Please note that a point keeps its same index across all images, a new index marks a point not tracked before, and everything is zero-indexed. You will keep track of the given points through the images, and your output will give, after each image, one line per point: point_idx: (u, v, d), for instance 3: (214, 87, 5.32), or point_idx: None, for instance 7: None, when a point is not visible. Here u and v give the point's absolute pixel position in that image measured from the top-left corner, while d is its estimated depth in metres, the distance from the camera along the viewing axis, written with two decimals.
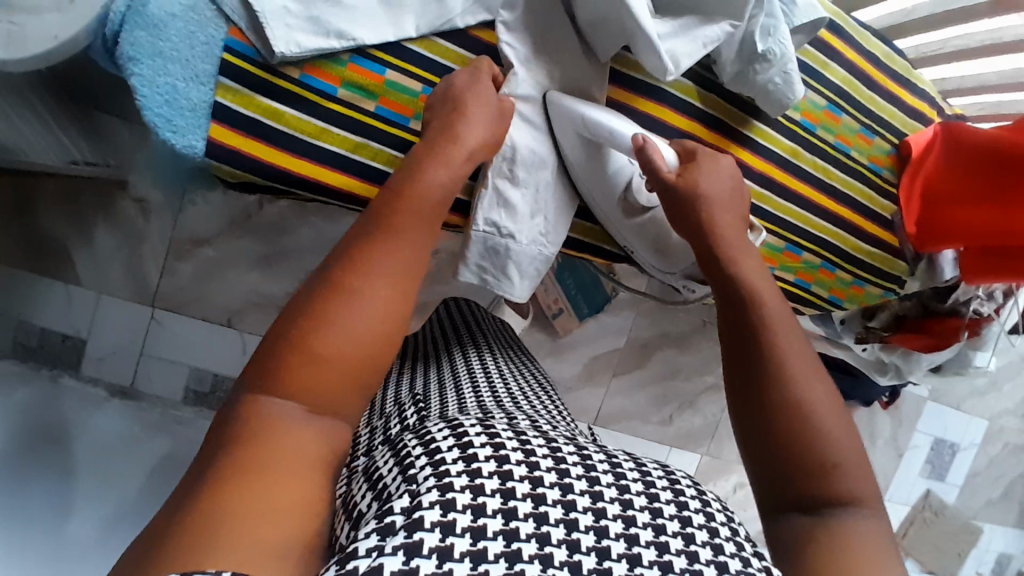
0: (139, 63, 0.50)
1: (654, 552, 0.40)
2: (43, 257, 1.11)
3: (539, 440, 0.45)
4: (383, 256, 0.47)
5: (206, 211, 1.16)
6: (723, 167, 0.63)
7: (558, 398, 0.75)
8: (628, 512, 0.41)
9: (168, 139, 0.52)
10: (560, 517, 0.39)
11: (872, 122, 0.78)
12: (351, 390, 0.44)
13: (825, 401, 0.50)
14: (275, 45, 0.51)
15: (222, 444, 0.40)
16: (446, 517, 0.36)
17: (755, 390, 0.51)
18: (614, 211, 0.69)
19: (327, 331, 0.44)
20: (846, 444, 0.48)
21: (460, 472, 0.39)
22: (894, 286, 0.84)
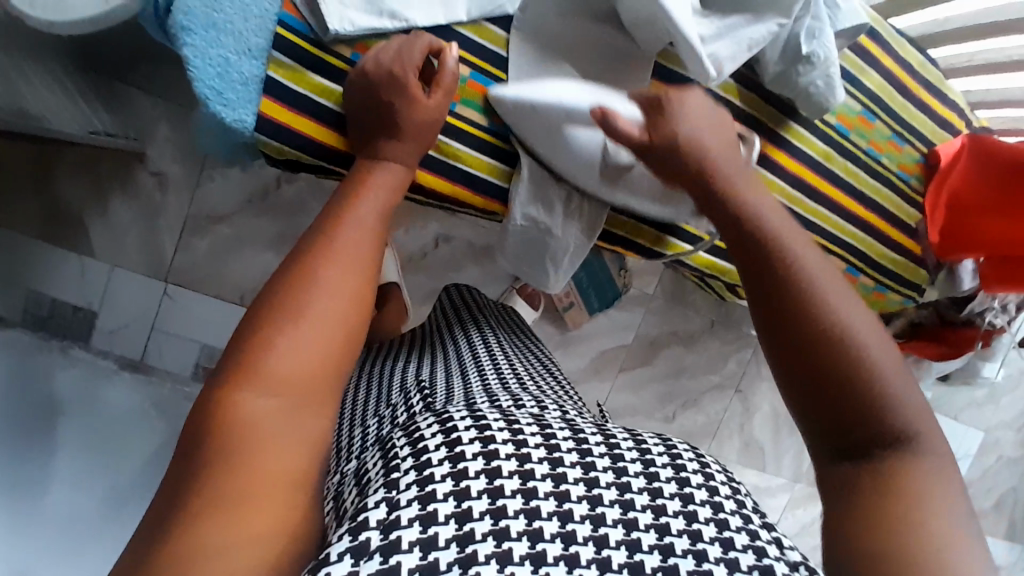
0: (192, 34, 0.49)
1: (654, 536, 0.41)
2: (57, 225, 1.11)
3: (532, 428, 0.46)
4: (323, 264, 0.46)
5: (226, 187, 1.17)
6: (692, 102, 0.58)
7: (562, 375, 0.75)
8: (626, 496, 0.42)
9: (217, 111, 0.51)
10: (553, 509, 0.40)
11: (903, 129, 0.79)
12: (318, 391, 0.43)
13: (864, 319, 0.45)
14: (329, 22, 0.52)
15: (186, 472, 0.39)
16: (426, 532, 0.37)
17: (806, 344, 0.44)
18: (597, 178, 0.64)
19: (275, 345, 0.42)
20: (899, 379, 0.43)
21: (445, 476, 0.40)
22: (913, 294, 0.85)
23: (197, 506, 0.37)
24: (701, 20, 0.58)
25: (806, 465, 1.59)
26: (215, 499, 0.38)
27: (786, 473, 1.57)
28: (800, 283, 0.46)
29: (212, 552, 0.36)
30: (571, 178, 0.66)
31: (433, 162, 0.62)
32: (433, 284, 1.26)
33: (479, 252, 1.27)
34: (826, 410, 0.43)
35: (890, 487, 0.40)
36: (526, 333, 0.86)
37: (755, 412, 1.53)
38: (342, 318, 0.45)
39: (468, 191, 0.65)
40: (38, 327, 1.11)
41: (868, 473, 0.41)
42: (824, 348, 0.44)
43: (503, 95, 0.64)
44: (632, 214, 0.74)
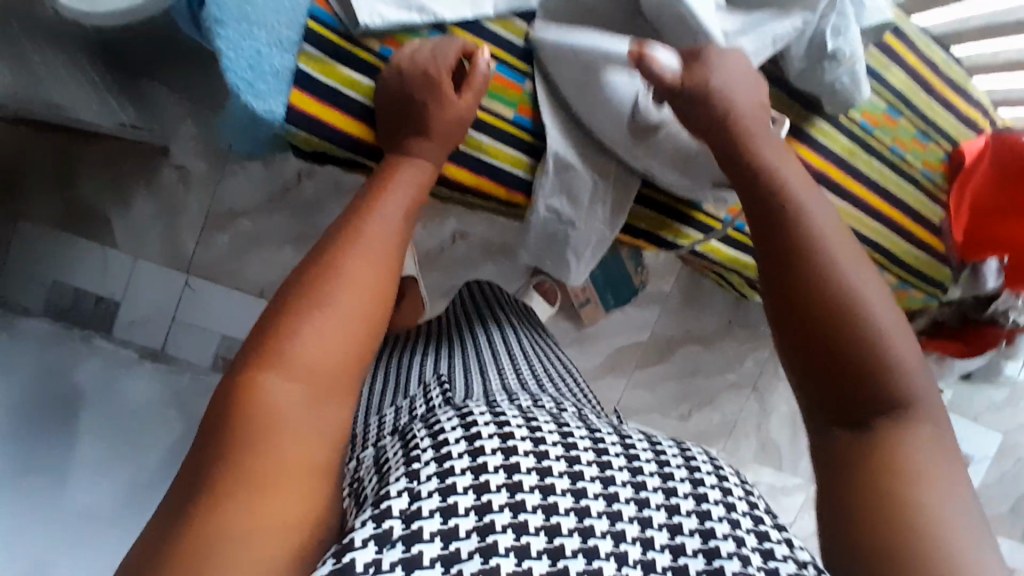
0: (225, 26, 0.50)
1: (666, 535, 0.41)
2: (83, 217, 1.13)
3: (549, 426, 0.47)
4: (350, 258, 0.47)
5: (247, 181, 1.19)
6: (737, 59, 0.57)
7: (578, 376, 0.76)
8: (640, 495, 0.43)
9: (248, 102, 0.52)
10: (570, 505, 0.41)
11: (927, 127, 0.78)
12: (343, 380, 0.44)
13: (879, 298, 0.47)
14: (359, 15, 0.52)
15: (210, 455, 0.39)
16: (446, 524, 0.38)
17: (807, 311, 0.47)
18: (622, 135, 0.62)
19: (303, 336, 0.43)
20: (906, 353, 0.45)
21: (464, 470, 0.41)
22: (936, 291, 0.86)
23: (221, 483, 0.37)
24: (726, 15, 0.59)
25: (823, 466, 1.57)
26: (239, 484, 0.37)
27: (802, 474, 1.56)
28: (818, 264, 0.48)
29: (237, 528, 0.36)
30: (604, 140, 0.64)
31: (458, 155, 0.63)
32: (450, 280, 1.27)
33: (495, 248, 1.28)
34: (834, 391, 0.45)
35: (887, 461, 0.41)
36: (540, 332, 0.87)
37: (771, 412, 1.53)
38: (365, 309, 0.46)
39: (493, 184, 0.66)
40: (60, 316, 1.14)
41: (868, 445, 0.43)
42: (836, 323, 0.46)
43: (528, 90, 0.64)
44: (655, 208, 0.74)
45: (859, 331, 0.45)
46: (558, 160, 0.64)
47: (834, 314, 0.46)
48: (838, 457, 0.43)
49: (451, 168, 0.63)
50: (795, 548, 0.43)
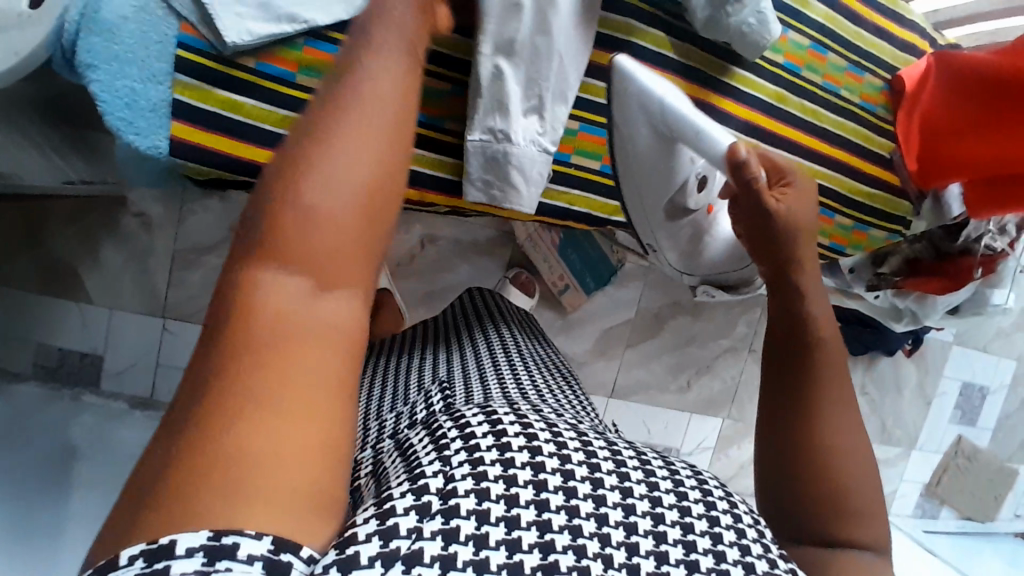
0: (96, 69, 0.49)
1: (681, 552, 0.37)
2: (51, 278, 1.14)
3: (569, 431, 0.43)
4: (339, 121, 0.36)
5: (207, 219, 1.18)
6: (810, 196, 0.59)
7: (577, 387, 0.73)
8: (657, 507, 0.39)
9: (130, 141, 0.52)
10: (591, 509, 0.37)
11: (860, 59, 0.76)
12: (365, 253, 0.35)
13: (847, 422, 0.54)
14: (225, 35, 0.51)
15: (204, 373, 0.31)
16: (482, 505, 0.34)
17: (791, 428, 0.54)
18: (658, 208, 0.70)
19: (312, 180, 0.34)
20: (864, 487, 0.51)
21: (494, 461, 0.37)
22: (899, 228, 0.83)
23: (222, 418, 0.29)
24: None
25: None
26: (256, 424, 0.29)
27: None
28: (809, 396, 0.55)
29: (254, 460, 0.29)
30: (630, 195, 0.72)
31: None
32: (427, 286, 1.25)
33: (467, 248, 1.26)
34: (787, 485, 0.52)
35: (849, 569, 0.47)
36: (541, 339, 0.84)
37: None
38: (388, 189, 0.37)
39: None
40: (50, 377, 1.16)
41: (832, 556, 0.48)
42: (820, 464, 0.51)
43: None
44: (580, 187, 0.73)
45: (821, 443, 0.52)
46: (500, 85, 0.61)
47: (807, 422, 0.54)
48: (815, 562, 0.48)
49: None
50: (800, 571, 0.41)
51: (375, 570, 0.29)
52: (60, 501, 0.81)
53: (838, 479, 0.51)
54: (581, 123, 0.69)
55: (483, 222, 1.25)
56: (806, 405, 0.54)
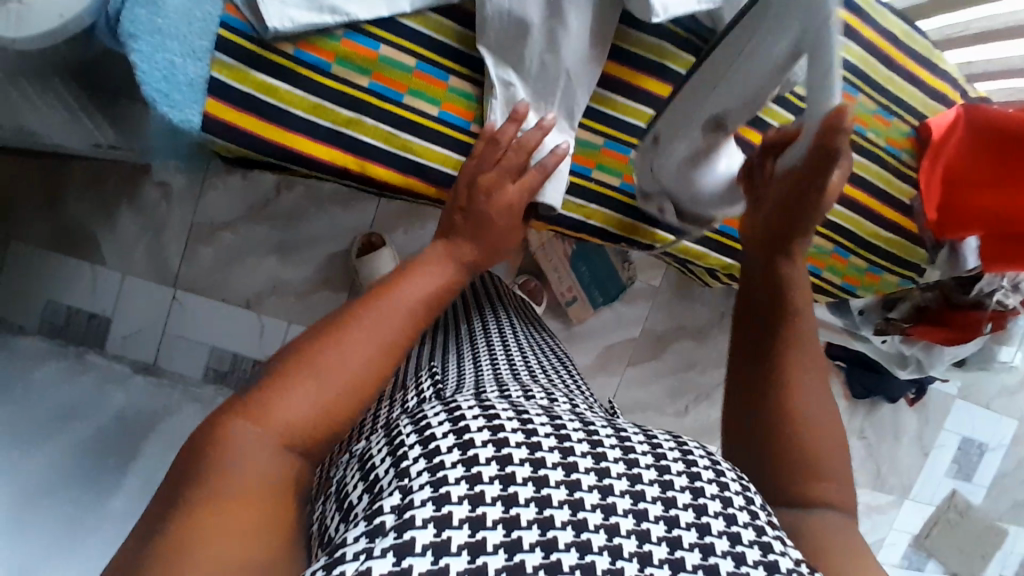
0: (139, 40, 0.51)
1: (664, 527, 0.42)
2: (69, 236, 1.16)
3: (542, 419, 0.47)
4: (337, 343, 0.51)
5: (228, 195, 1.20)
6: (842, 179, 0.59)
7: (574, 368, 0.77)
8: (637, 487, 0.44)
9: (164, 112, 0.53)
10: (564, 497, 0.42)
11: (889, 102, 0.76)
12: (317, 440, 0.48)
13: (817, 391, 0.58)
14: (268, 21, 0.51)
15: (186, 477, 0.44)
16: (440, 510, 0.39)
17: (765, 398, 0.58)
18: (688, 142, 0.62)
19: (285, 398, 0.48)
20: (829, 451, 0.56)
21: (455, 463, 0.42)
22: (913, 275, 0.82)
23: (208, 472, 0.43)
24: None
25: None
26: (220, 498, 0.42)
27: None
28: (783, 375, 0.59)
29: (199, 544, 0.40)
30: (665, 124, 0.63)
31: (386, 156, 0.59)
32: None
33: None
34: (759, 453, 0.56)
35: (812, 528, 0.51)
36: (540, 328, 0.88)
37: None
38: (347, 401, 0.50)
39: (421, 182, 0.62)
40: (56, 334, 1.17)
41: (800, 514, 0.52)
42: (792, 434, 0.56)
43: (454, 85, 0.60)
44: (597, 202, 0.71)
45: (792, 413, 0.57)
46: (510, 88, 0.60)
47: (777, 396, 0.58)
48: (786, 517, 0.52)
49: (381, 172, 0.60)
50: (788, 543, 0.46)
51: (386, 561, 0.36)
52: (54, 454, 0.81)
53: (802, 442, 0.55)
54: (606, 139, 0.68)
55: None
56: (781, 382, 0.58)
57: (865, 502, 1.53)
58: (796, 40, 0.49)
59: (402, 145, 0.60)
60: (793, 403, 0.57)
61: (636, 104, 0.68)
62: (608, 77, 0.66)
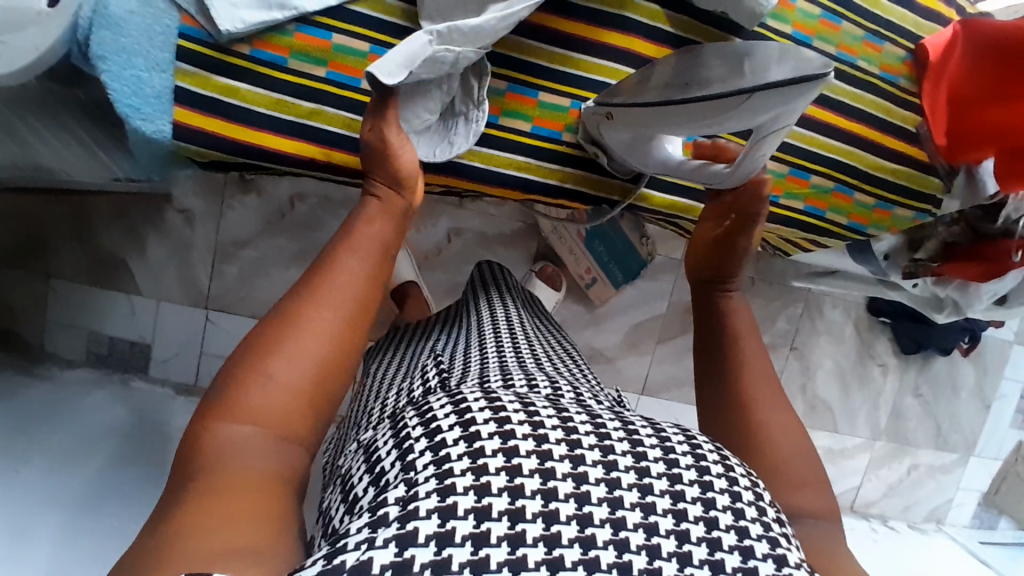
0: (106, 60, 0.53)
1: (672, 522, 0.41)
2: (104, 269, 1.22)
3: (549, 411, 0.46)
4: (316, 322, 0.51)
5: (246, 214, 1.24)
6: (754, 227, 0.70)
7: (578, 356, 0.76)
8: (644, 481, 0.42)
9: (137, 125, 0.56)
10: (571, 491, 0.40)
11: (878, 26, 0.72)
12: (307, 419, 0.49)
13: (779, 413, 0.63)
14: (219, 24, 0.53)
15: (187, 475, 0.44)
16: (444, 502, 0.37)
17: (727, 410, 0.64)
18: (627, 137, 0.64)
19: (256, 388, 0.47)
20: (800, 456, 0.60)
21: (461, 456, 0.41)
22: (929, 208, 0.79)
23: (206, 469, 0.44)
24: None
25: (886, 421, 1.43)
26: (213, 489, 0.43)
27: (862, 432, 1.41)
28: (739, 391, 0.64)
29: (202, 537, 0.39)
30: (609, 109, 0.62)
31: (349, 142, 0.62)
32: (453, 279, 1.27)
33: (493, 241, 1.27)
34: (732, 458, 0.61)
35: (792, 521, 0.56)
36: (544, 316, 0.88)
37: (816, 370, 1.36)
38: (328, 381, 0.50)
39: None
40: (101, 363, 1.23)
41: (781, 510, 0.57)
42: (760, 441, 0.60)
43: None
44: (569, 164, 0.71)
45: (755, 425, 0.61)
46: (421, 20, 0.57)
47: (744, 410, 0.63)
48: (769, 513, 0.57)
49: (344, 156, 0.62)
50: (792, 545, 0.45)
51: (387, 552, 0.35)
52: (100, 473, 0.86)
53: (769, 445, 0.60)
54: (572, 100, 0.67)
55: (507, 215, 1.26)
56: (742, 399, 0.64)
57: (927, 463, 1.47)
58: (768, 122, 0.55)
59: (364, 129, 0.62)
60: (756, 417, 0.62)
61: (606, 61, 0.66)
62: (563, 35, 0.65)
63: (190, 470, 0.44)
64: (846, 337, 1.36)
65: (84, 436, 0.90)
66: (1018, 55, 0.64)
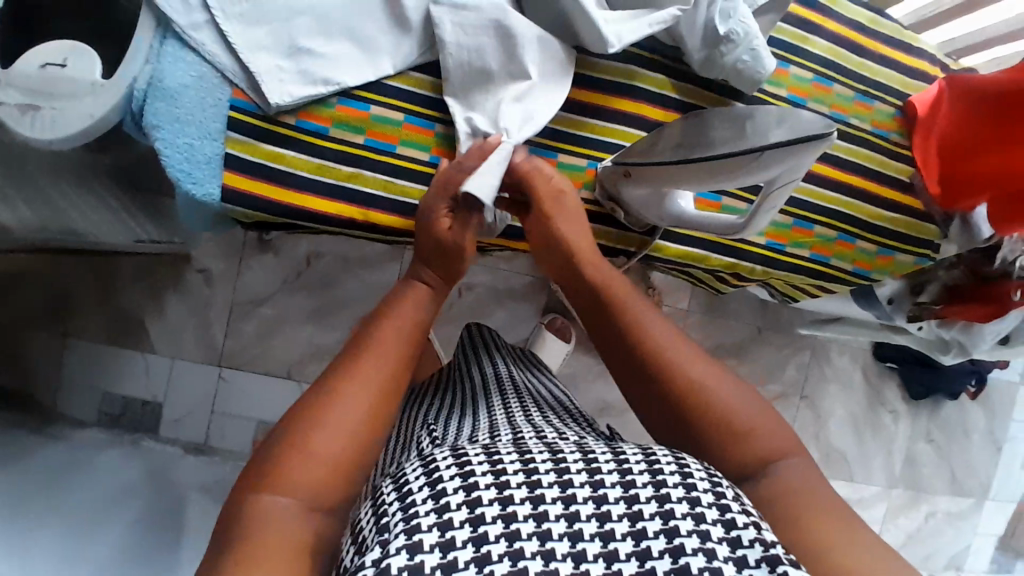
0: (161, 129, 0.57)
1: (630, 543, 0.40)
2: (121, 329, 1.24)
3: (511, 453, 0.45)
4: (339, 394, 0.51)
5: (263, 273, 1.27)
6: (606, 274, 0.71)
7: (571, 405, 0.75)
8: (603, 508, 0.41)
9: (187, 188, 0.60)
10: (536, 548, 0.39)
11: (868, 87, 0.79)
12: (338, 486, 0.48)
13: (714, 375, 0.56)
14: (269, 97, 0.59)
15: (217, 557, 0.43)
16: (413, 558, 0.37)
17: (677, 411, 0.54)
18: (644, 194, 0.69)
19: (298, 459, 0.47)
20: (749, 411, 0.54)
21: (429, 510, 0.40)
22: (928, 252, 0.84)
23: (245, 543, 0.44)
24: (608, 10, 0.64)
25: (900, 468, 1.43)
26: (245, 560, 0.42)
27: (877, 480, 1.41)
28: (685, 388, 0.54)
29: None
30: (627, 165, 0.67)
31: (384, 202, 0.66)
32: None
33: (503, 295, 1.30)
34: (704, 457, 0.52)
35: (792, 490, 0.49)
36: (534, 365, 0.87)
37: (827, 417, 1.37)
38: (349, 447, 0.49)
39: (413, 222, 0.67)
40: (114, 423, 1.23)
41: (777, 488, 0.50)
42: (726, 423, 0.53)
43: (440, 131, 0.66)
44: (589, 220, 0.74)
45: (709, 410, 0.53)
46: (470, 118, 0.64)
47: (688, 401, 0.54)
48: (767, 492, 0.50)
49: (378, 217, 0.66)
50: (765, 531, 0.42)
51: None
52: (115, 536, 0.85)
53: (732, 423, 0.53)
54: (589, 160, 0.72)
55: (517, 269, 1.30)
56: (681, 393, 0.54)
57: (944, 510, 1.46)
58: (775, 176, 0.58)
59: (400, 190, 0.66)
60: (708, 400, 0.54)
61: (618, 125, 0.71)
62: (580, 103, 0.70)
63: (234, 530, 0.45)
64: (854, 384, 1.38)
65: (104, 499, 0.90)
66: (1004, 109, 0.69)
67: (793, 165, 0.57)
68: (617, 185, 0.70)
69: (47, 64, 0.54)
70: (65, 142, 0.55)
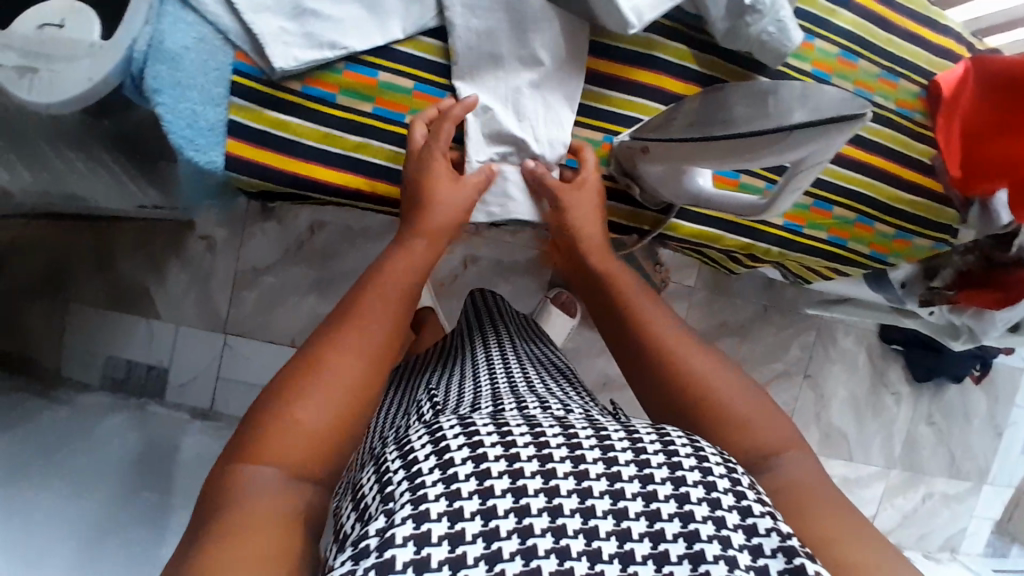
0: (162, 94, 0.56)
1: (644, 522, 0.39)
2: (124, 294, 1.23)
3: (521, 428, 0.44)
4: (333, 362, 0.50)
5: (267, 242, 1.26)
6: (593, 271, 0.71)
7: (575, 375, 0.73)
8: (617, 485, 0.41)
9: (190, 156, 0.59)
10: (546, 524, 0.38)
11: (893, 65, 0.76)
12: (321, 459, 0.47)
13: (713, 369, 0.57)
14: (274, 61, 0.56)
15: (200, 529, 0.42)
16: (419, 528, 0.36)
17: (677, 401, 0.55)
18: (661, 171, 0.67)
19: (277, 428, 0.46)
20: (754, 409, 0.54)
21: (436, 482, 0.40)
22: (947, 237, 0.83)
23: (221, 522, 0.41)
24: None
25: (900, 449, 1.43)
26: (231, 529, 0.41)
27: (876, 460, 1.42)
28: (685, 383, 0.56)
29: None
30: (646, 142, 0.66)
31: (389, 173, 0.65)
32: None
33: (508, 270, 1.29)
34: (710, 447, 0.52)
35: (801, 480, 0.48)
36: (539, 336, 0.86)
37: (829, 398, 1.37)
38: (342, 419, 0.49)
39: None
40: (118, 388, 1.23)
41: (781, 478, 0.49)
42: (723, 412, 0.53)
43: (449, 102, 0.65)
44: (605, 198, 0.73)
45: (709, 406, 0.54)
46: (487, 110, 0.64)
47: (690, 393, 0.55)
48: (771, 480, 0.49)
49: (383, 187, 0.66)
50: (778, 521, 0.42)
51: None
52: (121, 500, 0.85)
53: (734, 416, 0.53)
54: (605, 134, 0.70)
55: (523, 244, 1.28)
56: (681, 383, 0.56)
57: (941, 492, 1.47)
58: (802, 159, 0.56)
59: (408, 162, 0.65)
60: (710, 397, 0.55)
61: (636, 99, 0.69)
62: (599, 74, 0.68)
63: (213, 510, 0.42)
64: (858, 365, 1.38)
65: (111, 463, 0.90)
66: None
67: (824, 147, 0.54)
68: (633, 158, 0.68)
69: (44, 25, 0.50)
70: (62, 104, 0.51)
